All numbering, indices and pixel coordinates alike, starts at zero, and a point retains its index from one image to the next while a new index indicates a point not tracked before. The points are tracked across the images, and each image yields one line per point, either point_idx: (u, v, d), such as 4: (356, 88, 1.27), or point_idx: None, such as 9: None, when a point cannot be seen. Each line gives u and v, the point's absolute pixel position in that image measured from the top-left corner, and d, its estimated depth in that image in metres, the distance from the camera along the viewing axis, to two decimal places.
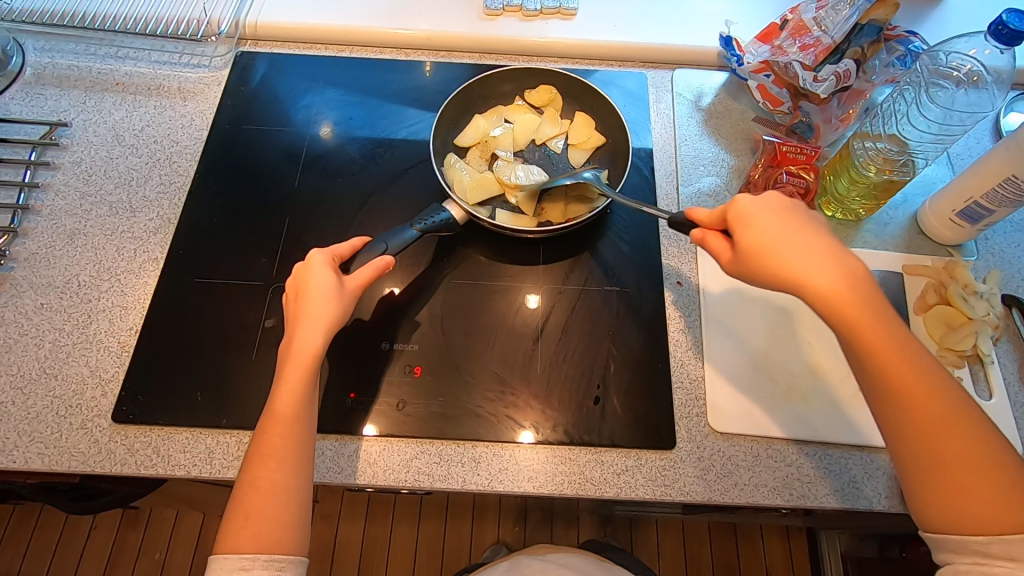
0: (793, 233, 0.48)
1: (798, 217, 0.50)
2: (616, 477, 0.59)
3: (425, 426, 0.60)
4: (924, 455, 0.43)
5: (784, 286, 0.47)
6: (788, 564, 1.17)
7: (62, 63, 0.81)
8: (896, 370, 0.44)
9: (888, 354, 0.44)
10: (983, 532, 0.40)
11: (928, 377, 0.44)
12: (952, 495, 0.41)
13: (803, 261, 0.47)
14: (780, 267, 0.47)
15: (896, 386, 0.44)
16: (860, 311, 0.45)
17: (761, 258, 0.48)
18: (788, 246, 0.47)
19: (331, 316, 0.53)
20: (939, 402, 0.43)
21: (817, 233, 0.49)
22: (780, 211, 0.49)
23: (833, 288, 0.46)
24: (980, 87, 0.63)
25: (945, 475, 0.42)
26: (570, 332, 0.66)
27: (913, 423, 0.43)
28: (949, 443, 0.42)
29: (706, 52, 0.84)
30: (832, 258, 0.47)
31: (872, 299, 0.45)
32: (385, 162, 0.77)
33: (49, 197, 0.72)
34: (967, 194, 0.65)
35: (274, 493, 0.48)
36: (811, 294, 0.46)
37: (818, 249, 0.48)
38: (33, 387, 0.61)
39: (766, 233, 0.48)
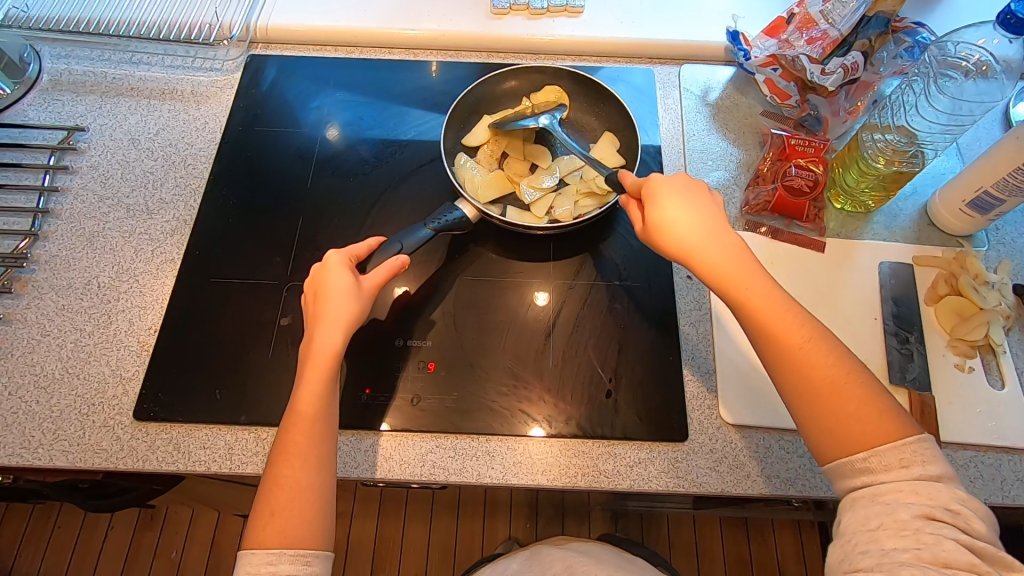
0: (691, 205, 0.52)
1: (700, 190, 0.54)
2: (629, 470, 0.59)
3: (440, 420, 0.61)
4: (798, 388, 0.45)
5: (675, 253, 0.52)
6: (800, 559, 1.17)
7: (78, 69, 0.82)
8: (766, 313, 0.47)
9: (754, 301, 0.48)
10: (857, 449, 0.42)
11: (796, 317, 0.47)
12: (831, 420, 0.44)
13: (691, 227, 0.51)
14: (671, 235, 0.51)
15: (770, 328, 0.47)
16: (730, 270, 0.49)
17: (654, 228, 0.52)
18: (681, 215, 0.52)
19: (350, 315, 0.54)
20: (808, 338, 0.46)
21: (714, 206, 0.53)
22: (682, 185, 0.54)
23: (710, 250, 0.50)
24: (989, 77, 0.64)
25: (820, 404, 0.44)
26: (581, 327, 0.67)
27: (787, 359, 0.46)
28: (818, 372, 0.45)
29: (713, 47, 0.85)
30: (719, 230, 0.51)
31: (742, 259, 0.50)
32: (396, 161, 0.78)
33: (68, 201, 0.73)
34: (976, 184, 0.65)
35: (299, 490, 0.49)
36: (695, 258, 0.50)
37: (712, 220, 0.52)
38: (57, 386, 0.62)
39: (667, 206, 0.52)
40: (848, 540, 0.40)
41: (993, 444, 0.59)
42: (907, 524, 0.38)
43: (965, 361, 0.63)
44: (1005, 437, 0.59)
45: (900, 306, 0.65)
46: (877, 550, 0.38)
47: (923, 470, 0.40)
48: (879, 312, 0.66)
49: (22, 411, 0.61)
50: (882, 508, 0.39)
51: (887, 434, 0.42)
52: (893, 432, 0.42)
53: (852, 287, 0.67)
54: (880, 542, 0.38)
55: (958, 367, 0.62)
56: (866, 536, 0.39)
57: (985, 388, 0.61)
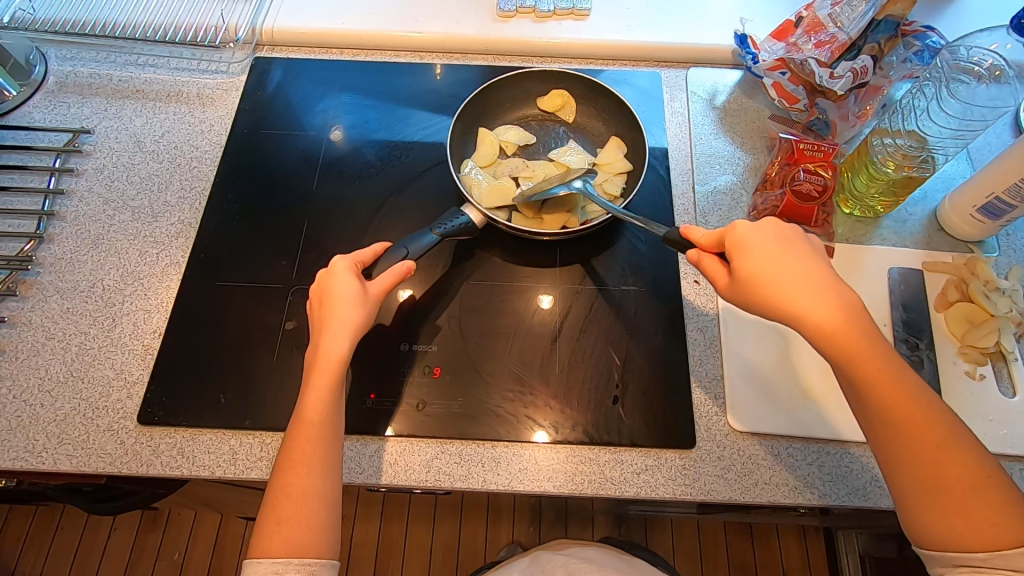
0: (796, 265, 0.47)
1: (799, 246, 0.49)
2: (636, 477, 0.59)
3: (445, 426, 0.61)
4: (919, 478, 0.43)
5: (783, 320, 0.47)
6: (805, 565, 1.16)
7: (84, 71, 0.82)
8: (892, 395, 0.44)
9: (881, 380, 0.44)
10: (979, 549, 0.41)
11: (920, 399, 0.44)
12: (952, 516, 0.42)
13: (801, 292, 0.46)
14: (779, 301, 0.46)
15: (892, 410, 0.43)
16: (855, 344, 0.44)
17: (755, 289, 0.47)
18: (787, 279, 0.46)
19: (356, 321, 0.54)
20: (938, 424, 0.43)
21: (818, 263, 0.48)
22: (780, 241, 0.48)
23: (826, 319, 0.45)
24: (1002, 82, 0.63)
25: (945, 499, 0.42)
26: (587, 332, 0.66)
27: (911, 447, 0.43)
28: (946, 465, 0.42)
29: (720, 50, 0.84)
30: (832, 294, 0.46)
31: (866, 331, 0.45)
32: (401, 164, 0.78)
33: (74, 203, 0.73)
34: (987, 190, 0.65)
35: (305, 498, 0.49)
36: (807, 327, 0.46)
37: (822, 283, 0.47)
38: (61, 390, 0.62)
39: (770, 265, 0.47)
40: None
41: (1004, 453, 0.59)
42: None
43: (975, 368, 0.62)
44: (1016, 446, 0.59)
45: (909, 312, 0.65)
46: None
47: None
48: (888, 317, 0.65)
49: (27, 415, 0.61)
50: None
51: (1016, 537, 0.40)
52: (1021, 538, 0.40)
53: (860, 292, 0.67)
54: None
55: (969, 375, 0.62)
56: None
57: (996, 395, 0.61)
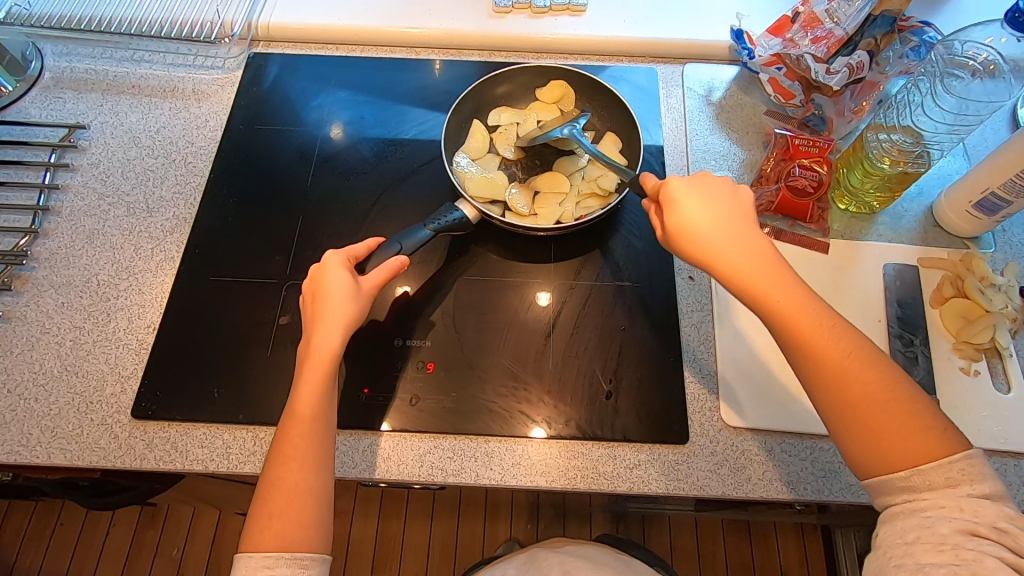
0: (714, 211, 0.50)
1: (720, 192, 0.51)
2: (629, 472, 0.59)
3: (439, 421, 0.61)
4: (835, 404, 0.44)
5: (703, 265, 0.49)
6: (803, 562, 1.16)
7: (80, 67, 0.82)
8: (802, 324, 0.45)
9: (789, 311, 0.46)
10: (901, 468, 0.41)
11: (830, 326, 0.45)
12: (872, 437, 0.42)
13: (716, 235, 0.49)
14: (695, 246, 0.49)
15: (803, 339, 0.45)
16: (763, 281, 0.47)
17: (676, 237, 0.50)
18: (704, 225, 0.50)
19: (348, 316, 0.54)
20: (845, 347, 0.44)
21: (737, 208, 0.51)
22: (700, 189, 0.51)
23: (741, 259, 0.48)
24: (997, 77, 0.63)
25: (860, 420, 0.43)
26: (581, 327, 0.66)
27: (827, 376, 0.44)
28: (855, 386, 0.43)
29: (717, 46, 0.84)
30: (746, 238, 0.49)
31: (775, 269, 0.48)
32: (396, 160, 0.78)
33: (69, 198, 0.73)
34: (983, 184, 0.64)
35: (297, 493, 0.49)
36: (723, 269, 0.49)
37: (736, 227, 0.50)
38: (56, 384, 0.62)
39: (688, 211, 0.50)
40: (885, 553, 0.41)
41: (998, 449, 0.58)
42: (946, 539, 0.38)
43: (970, 364, 0.62)
44: (1010, 441, 0.59)
45: (904, 308, 0.65)
46: (913, 565, 0.39)
47: (970, 488, 0.40)
48: (884, 314, 0.65)
49: (21, 409, 0.61)
50: (919, 521, 0.40)
51: (930, 452, 0.41)
52: (938, 451, 0.41)
53: (856, 288, 0.67)
54: (917, 556, 0.39)
55: (963, 371, 0.62)
56: (903, 549, 0.40)
57: (991, 391, 0.61)
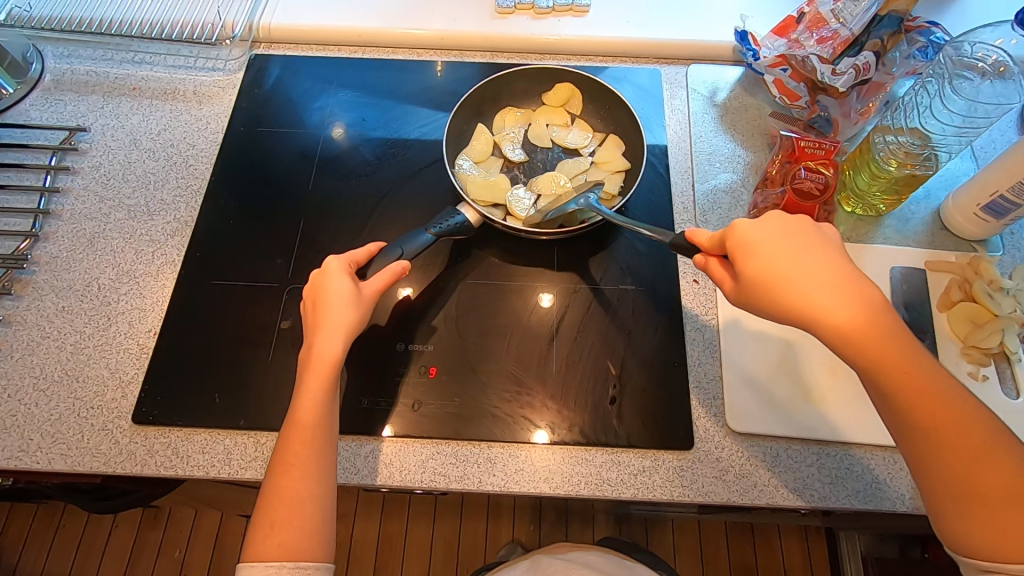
0: (806, 262, 0.44)
1: (810, 240, 0.46)
2: (633, 478, 0.58)
3: (441, 426, 0.60)
4: (959, 489, 0.41)
5: (798, 323, 0.44)
6: (806, 564, 1.15)
7: (81, 69, 0.82)
8: (927, 399, 0.41)
9: (920, 385, 0.41)
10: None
11: (961, 403, 0.41)
12: (993, 527, 0.40)
13: (815, 291, 0.43)
14: (790, 302, 0.44)
15: (928, 416, 0.41)
16: (884, 347, 0.41)
17: (761, 290, 0.45)
18: (797, 278, 0.44)
19: (349, 322, 0.54)
20: (978, 428, 0.41)
21: (833, 257, 0.45)
22: (787, 237, 0.46)
23: (846, 317, 0.42)
24: (1007, 78, 0.62)
25: (984, 510, 0.40)
26: (585, 331, 0.66)
27: (946, 458, 0.41)
28: (986, 473, 0.40)
29: (722, 47, 0.83)
30: (849, 290, 0.43)
31: (893, 331, 0.42)
32: (398, 162, 0.77)
33: (69, 202, 0.73)
34: (992, 187, 0.63)
35: (299, 502, 0.48)
36: (825, 329, 0.43)
37: (836, 278, 0.44)
38: (56, 389, 0.62)
39: (776, 262, 0.45)
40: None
41: None
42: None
43: (978, 369, 0.61)
44: None
45: (911, 312, 0.64)
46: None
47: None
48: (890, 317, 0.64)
49: (21, 414, 0.60)
50: None
51: None
52: None
53: None
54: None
55: (971, 376, 0.61)
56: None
57: (1000, 396, 0.60)
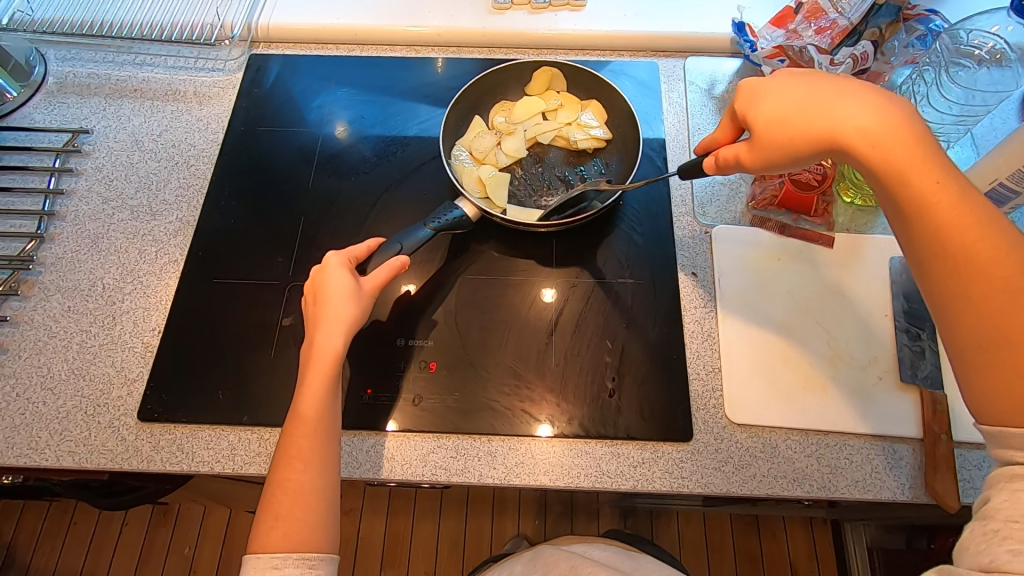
0: (822, 85, 0.47)
1: (816, 73, 0.49)
2: (632, 470, 0.59)
3: (441, 420, 0.61)
4: (985, 330, 0.40)
5: (825, 142, 0.45)
6: (813, 557, 1.15)
7: (83, 72, 0.83)
8: (961, 228, 0.41)
9: (951, 214, 0.41)
10: None
11: (998, 235, 0.40)
12: (1017, 375, 0.39)
13: (836, 103, 0.45)
14: (813, 119, 0.45)
15: (958, 245, 0.41)
16: (905, 157, 0.42)
17: (782, 126, 0.47)
18: (816, 99, 0.46)
19: (350, 316, 0.54)
20: (1011, 265, 0.40)
21: (842, 78, 0.47)
22: (799, 75, 0.49)
23: (870, 122, 0.43)
24: (1004, 66, 0.63)
25: (1010, 351, 0.39)
26: (584, 324, 0.66)
27: (975, 301, 0.40)
28: (1017, 314, 0.39)
29: (719, 39, 0.83)
30: (866, 98, 0.45)
31: (916, 138, 0.43)
32: (398, 159, 0.78)
33: (74, 203, 0.73)
34: (990, 177, 0.63)
35: (303, 494, 0.49)
36: (853, 134, 0.44)
37: (853, 91, 0.46)
38: (63, 387, 0.63)
39: (785, 96, 0.47)
40: (996, 527, 0.38)
41: None
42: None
43: None
44: None
45: (913, 302, 0.64)
46: None
47: None
48: (890, 308, 0.64)
49: (30, 412, 0.61)
50: None
51: None
52: None
53: (859, 283, 0.66)
54: None
55: None
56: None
57: None
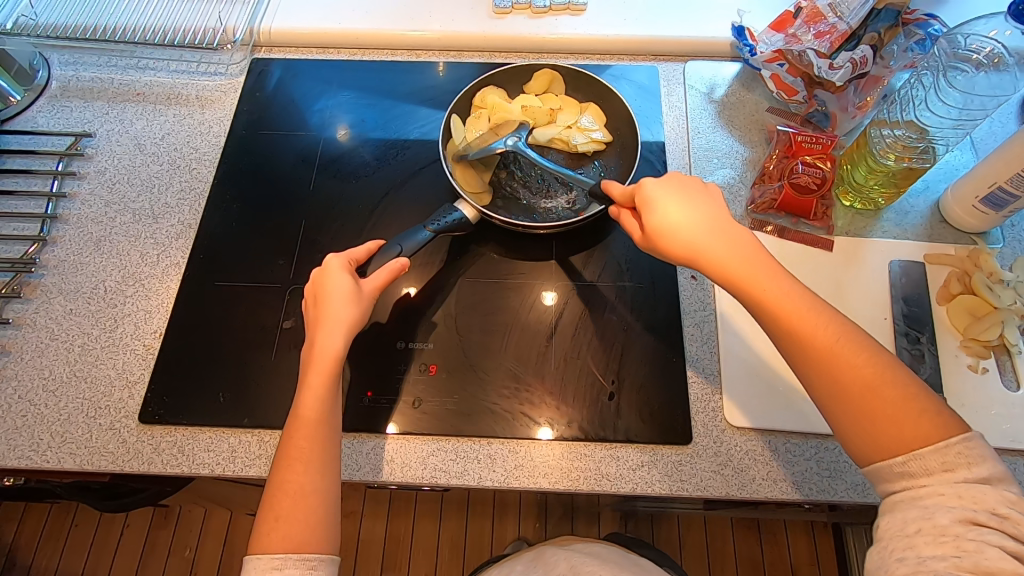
0: (689, 204, 0.50)
1: (693, 186, 0.52)
2: (632, 473, 0.59)
3: (441, 424, 0.61)
4: (829, 390, 0.44)
5: (688, 262, 0.50)
6: (815, 563, 1.15)
7: (85, 76, 0.83)
8: (786, 308, 0.46)
9: (772, 299, 0.46)
10: (899, 452, 0.41)
11: (813, 308, 0.46)
12: (864, 421, 0.43)
13: (700, 231, 0.49)
14: (681, 243, 0.49)
15: (785, 321, 0.46)
16: (744, 270, 0.48)
17: (661, 240, 0.50)
18: (689, 223, 0.50)
19: (350, 319, 0.54)
20: (828, 331, 0.45)
21: (711, 200, 0.51)
22: (680, 188, 0.52)
23: (723, 253, 0.49)
24: (1002, 70, 0.62)
25: (852, 405, 0.43)
26: (584, 327, 0.66)
27: (813, 364, 0.45)
28: (844, 371, 0.44)
29: (719, 43, 0.83)
30: (727, 228, 0.50)
31: (755, 256, 0.48)
32: (398, 162, 0.78)
33: (76, 206, 0.74)
34: (991, 179, 0.64)
35: (303, 495, 0.49)
36: (710, 263, 0.49)
37: (716, 220, 0.50)
38: (65, 389, 0.63)
39: (666, 210, 0.50)
40: (884, 545, 0.40)
41: (1007, 448, 0.58)
42: (948, 530, 0.38)
43: (978, 362, 0.61)
44: (1019, 440, 0.58)
45: (911, 306, 0.64)
46: (915, 558, 0.38)
47: (968, 472, 0.40)
48: (889, 312, 0.64)
49: (32, 414, 0.62)
50: (919, 513, 0.39)
51: (930, 437, 0.41)
52: (936, 434, 0.41)
53: (860, 286, 0.66)
54: (918, 549, 0.39)
55: (971, 368, 0.61)
56: (904, 542, 0.39)
57: (998, 390, 0.60)
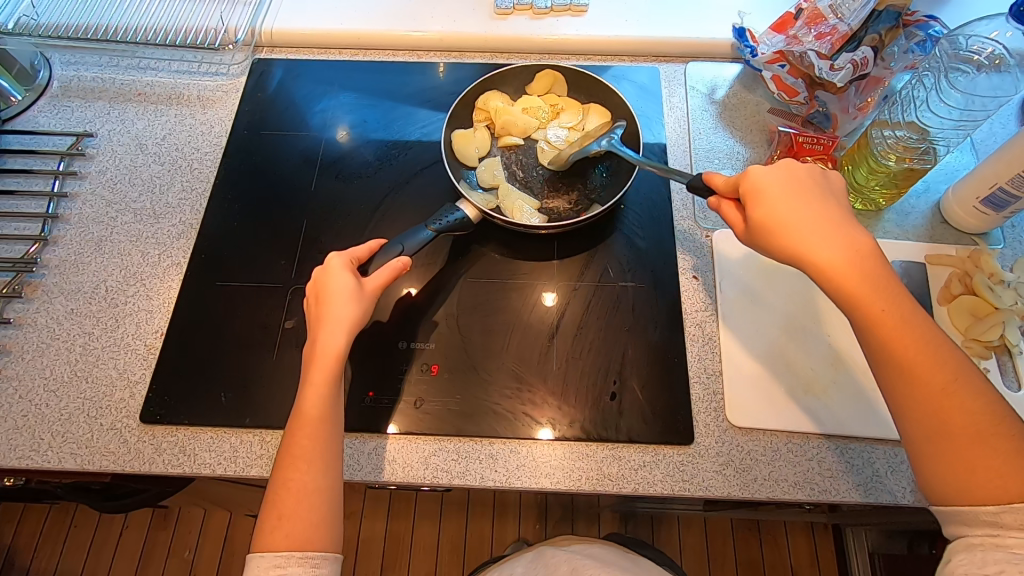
0: (802, 204, 0.49)
1: (810, 188, 0.51)
2: (634, 473, 0.59)
3: (442, 424, 0.61)
4: (933, 427, 0.43)
5: (792, 261, 0.49)
6: (816, 565, 1.15)
7: (86, 76, 0.83)
8: (901, 338, 0.44)
9: (890, 325, 0.45)
10: (992, 503, 0.41)
11: (931, 346, 0.44)
12: (961, 464, 0.42)
13: (811, 233, 0.48)
14: (788, 241, 0.48)
15: (896, 352, 0.44)
16: (860, 284, 0.46)
17: (767, 233, 0.49)
18: (800, 222, 0.48)
19: (351, 317, 0.54)
20: (942, 371, 0.43)
21: (828, 206, 0.50)
22: (797, 186, 0.50)
23: (836, 258, 0.47)
24: (1003, 71, 0.62)
25: (954, 446, 0.42)
26: (586, 327, 0.66)
27: (915, 399, 0.43)
28: (956, 412, 0.42)
29: (720, 44, 0.84)
30: (841, 235, 0.48)
31: (874, 271, 0.46)
32: (400, 163, 0.78)
33: (77, 206, 0.74)
34: (991, 180, 0.64)
35: (306, 494, 0.49)
36: (818, 266, 0.47)
37: (830, 225, 0.48)
38: (65, 389, 0.63)
39: (777, 206, 0.49)
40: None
41: None
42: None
43: (979, 362, 0.61)
44: None
45: None
46: None
47: None
48: None
49: (32, 414, 0.62)
50: (1007, 557, 0.39)
51: None
52: None
53: None
54: None
55: None
56: None
57: (1000, 391, 0.60)
